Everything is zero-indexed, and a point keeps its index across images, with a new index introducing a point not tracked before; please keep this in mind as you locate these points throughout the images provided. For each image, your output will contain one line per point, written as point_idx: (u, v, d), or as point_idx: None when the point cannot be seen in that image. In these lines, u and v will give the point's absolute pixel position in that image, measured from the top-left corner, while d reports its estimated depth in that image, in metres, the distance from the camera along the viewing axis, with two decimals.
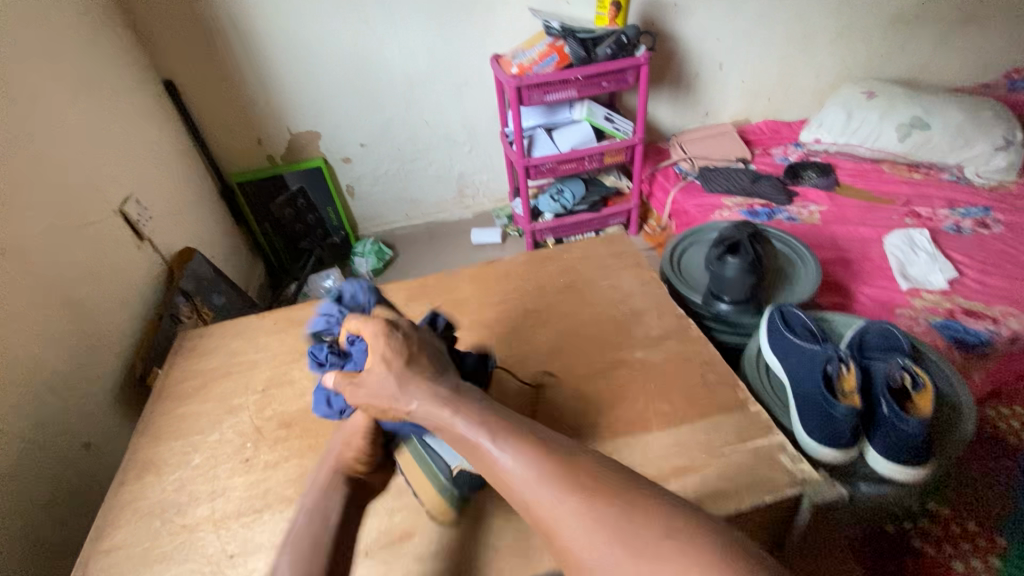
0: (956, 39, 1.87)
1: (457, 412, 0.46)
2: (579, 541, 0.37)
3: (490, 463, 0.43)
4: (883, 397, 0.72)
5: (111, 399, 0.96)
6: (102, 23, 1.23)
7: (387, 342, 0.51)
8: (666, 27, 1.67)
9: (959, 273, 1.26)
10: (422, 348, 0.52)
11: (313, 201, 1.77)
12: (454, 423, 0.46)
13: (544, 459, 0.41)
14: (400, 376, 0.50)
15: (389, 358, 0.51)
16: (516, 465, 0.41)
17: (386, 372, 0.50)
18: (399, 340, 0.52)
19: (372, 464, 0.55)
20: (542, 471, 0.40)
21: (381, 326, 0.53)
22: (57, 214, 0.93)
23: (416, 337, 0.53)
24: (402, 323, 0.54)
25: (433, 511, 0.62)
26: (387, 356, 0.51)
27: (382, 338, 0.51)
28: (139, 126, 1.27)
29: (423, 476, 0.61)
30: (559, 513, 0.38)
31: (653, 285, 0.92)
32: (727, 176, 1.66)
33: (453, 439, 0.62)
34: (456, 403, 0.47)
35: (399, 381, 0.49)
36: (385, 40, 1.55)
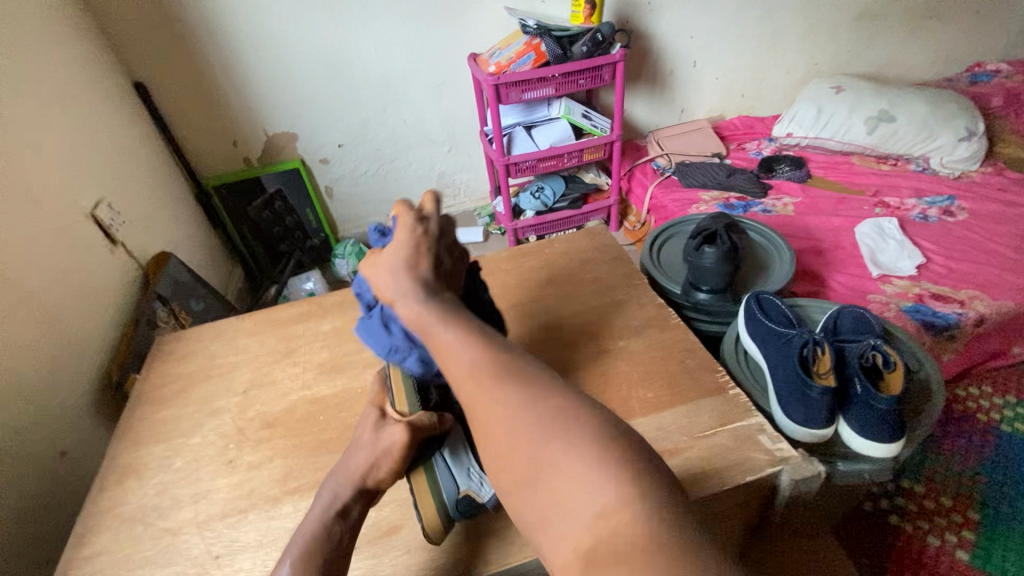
0: (918, 35, 1.94)
1: (433, 308, 0.49)
2: (508, 420, 0.40)
3: (439, 348, 0.47)
4: (857, 377, 0.74)
5: (87, 407, 0.94)
6: (68, 23, 1.20)
7: (415, 229, 0.55)
8: (641, 25, 1.70)
9: (927, 259, 1.31)
10: (435, 254, 0.55)
11: (292, 204, 1.75)
12: (429, 316, 0.48)
13: (490, 352, 0.44)
14: (405, 267, 0.52)
15: (405, 250, 0.53)
16: (464, 350, 0.45)
17: (397, 261, 0.53)
18: (424, 239, 0.55)
19: (391, 477, 0.59)
20: (483, 358, 0.44)
21: (412, 222, 0.55)
22: (26, 218, 0.91)
23: (434, 245, 0.55)
24: (432, 225, 0.56)
25: (428, 532, 0.57)
26: (403, 249, 0.53)
27: (412, 226, 0.55)
28: (110, 129, 1.25)
29: (427, 489, 0.59)
30: (493, 394, 0.42)
31: (634, 276, 0.94)
32: (704, 171, 1.70)
33: (467, 461, 0.61)
34: (434, 301, 0.50)
35: (400, 271, 0.52)
36: (361, 40, 1.54)
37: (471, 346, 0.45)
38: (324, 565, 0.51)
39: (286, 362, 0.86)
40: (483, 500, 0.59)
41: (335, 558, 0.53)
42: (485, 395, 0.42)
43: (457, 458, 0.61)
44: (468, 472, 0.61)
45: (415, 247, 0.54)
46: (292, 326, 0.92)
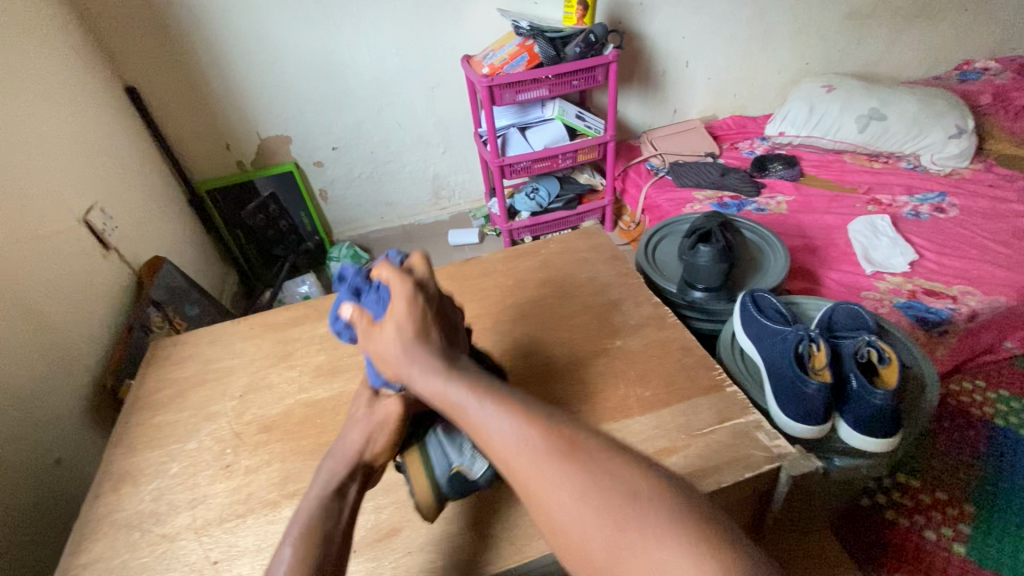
0: (906, 34, 1.96)
1: (453, 384, 0.47)
2: (556, 498, 0.38)
3: (474, 424, 0.44)
4: (853, 373, 0.74)
5: (81, 414, 0.93)
6: (59, 28, 1.19)
7: (413, 295, 0.54)
8: (633, 26, 1.70)
9: (919, 255, 1.32)
10: (436, 320, 0.54)
11: (286, 207, 1.75)
12: (454, 396, 0.46)
13: (528, 424, 0.41)
14: (411, 341, 0.52)
15: (405, 321, 0.53)
16: (499, 425, 0.42)
17: (399, 334, 0.53)
18: (423, 305, 0.54)
19: (387, 451, 0.59)
20: (532, 436, 0.40)
21: (410, 290, 0.54)
22: (18, 224, 0.90)
23: (434, 309, 0.55)
24: (430, 289, 0.57)
25: (421, 507, 0.58)
26: (405, 321, 0.53)
27: (409, 291, 0.55)
28: (102, 134, 1.24)
29: (419, 465, 0.59)
30: (542, 472, 0.39)
31: (630, 276, 0.94)
32: (697, 171, 1.71)
33: (460, 439, 0.61)
34: (459, 377, 0.48)
35: (406, 351, 0.51)
36: (355, 43, 1.54)
37: (513, 423, 0.42)
38: (327, 536, 0.50)
39: (283, 365, 0.86)
40: (475, 477, 0.59)
41: (337, 529, 0.51)
42: (526, 465, 0.40)
43: (450, 436, 0.61)
44: (461, 450, 0.60)
45: (417, 311, 0.54)
46: (288, 330, 0.91)
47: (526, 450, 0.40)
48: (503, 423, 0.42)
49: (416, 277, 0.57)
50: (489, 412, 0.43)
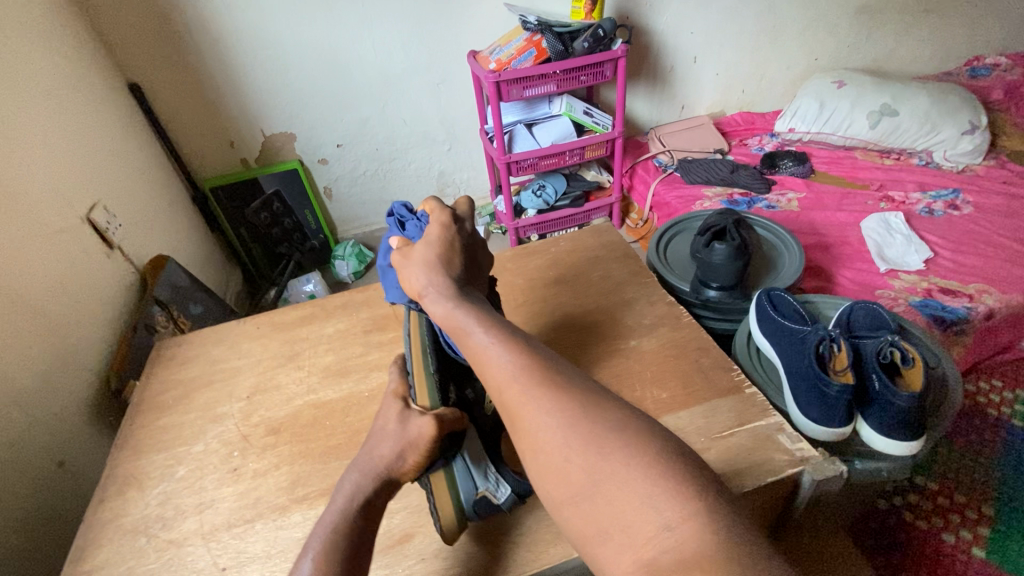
0: (918, 29, 1.93)
1: (463, 310, 0.54)
2: (543, 426, 0.42)
3: (477, 352, 0.50)
4: (876, 374, 0.72)
5: (85, 414, 0.92)
6: (61, 22, 1.18)
7: (447, 224, 0.64)
8: (641, 21, 1.68)
9: (934, 253, 1.30)
10: (461, 253, 0.63)
11: (291, 205, 1.73)
12: (459, 318, 0.54)
13: (528, 364, 0.46)
14: (434, 262, 0.60)
15: (433, 249, 0.61)
16: (500, 355, 0.48)
17: (425, 255, 0.61)
18: (453, 233, 0.64)
19: (415, 471, 0.55)
20: (524, 369, 0.46)
21: (443, 219, 0.64)
22: (21, 222, 0.89)
23: (462, 243, 0.64)
24: (463, 225, 0.66)
25: (441, 528, 0.56)
26: (433, 245, 0.62)
27: (444, 221, 0.64)
28: (105, 131, 1.23)
29: (443, 487, 0.56)
30: (532, 400, 0.43)
31: (642, 274, 0.92)
32: (706, 167, 1.68)
33: (484, 461, 0.59)
34: (463, 310, 0.54)
35: (428, 269, 0.59)
36: (359, 39, 1.52)
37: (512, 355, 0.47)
38: (348, 559, 0.48)
39: (290, 366, 0.84)
40: (495, 502, 0.58)
41: (359, 551, 0.49)
42: (517, 395, 0.45)
43: (474, 458, 0.59)
44: (485, 473, 0.58)
45: (445, 239, 0.63)
46: (295, 330, 0.90)
47: (518, 382, 0.45)
48: (503, 354, 0.47)
49: (455, 212, 0.67)
50: (489, 341, 0.49)
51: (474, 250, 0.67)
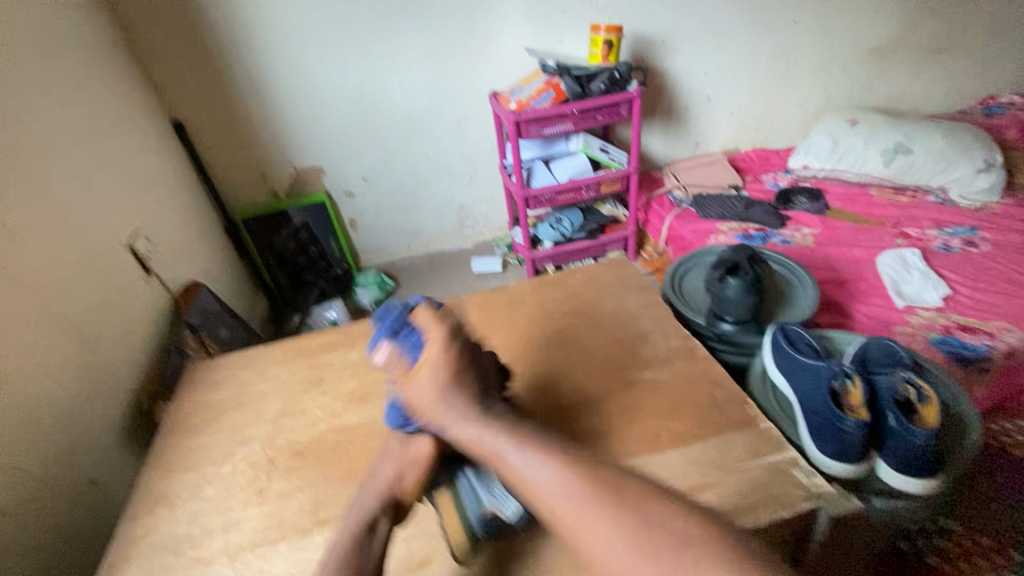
0: (930, 69, 1.97)
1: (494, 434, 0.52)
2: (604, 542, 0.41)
3: (526, 488, 0.47)
4: (890, 410, 0.73)
5: (118, 434, 0.96)
6: (114, 67, 1.28)
7: None
8: (656, 63, 1.75)
9: (952, 289, 1.30)
10: (470, 369, 0.59)
11: (317, 235, 1.79)
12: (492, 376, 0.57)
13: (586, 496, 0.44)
14: (447, 386, 0.57)
15: (442, 363, 0.59)
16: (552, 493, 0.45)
17: (435, 374, 0.58)
18: (456, 345, 0.60)
19: (415, 489, 0.60)
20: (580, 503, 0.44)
21: (443, 333, 0.60)
22: (71, 251, 0.95)
23: None
24: None
25: (454, 550, 0.59)
26: (438, 371, 0.58)
27: None
28: (148, 164, 1.31)
29: (450, 505, 0.60)
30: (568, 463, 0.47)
31: (656, 308, 0.94)
32: (721, 203, 1.72)
33: (486, 475, 0.62)
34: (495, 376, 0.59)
35: (443, 399, 0.56)
36: (387, 80, 1.61)
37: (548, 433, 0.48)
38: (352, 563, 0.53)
39: (315, 391, 0.87)
40: (503, 515, 0.59)
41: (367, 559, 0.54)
42: (573, 517, 0.44)
43: (475, 471, 0.63)
44: (487, 486, 0.61)
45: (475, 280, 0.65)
46: (320, 356, 0.93)
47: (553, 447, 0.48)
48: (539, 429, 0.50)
49: None
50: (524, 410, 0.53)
51: (481, 354, 0.63)
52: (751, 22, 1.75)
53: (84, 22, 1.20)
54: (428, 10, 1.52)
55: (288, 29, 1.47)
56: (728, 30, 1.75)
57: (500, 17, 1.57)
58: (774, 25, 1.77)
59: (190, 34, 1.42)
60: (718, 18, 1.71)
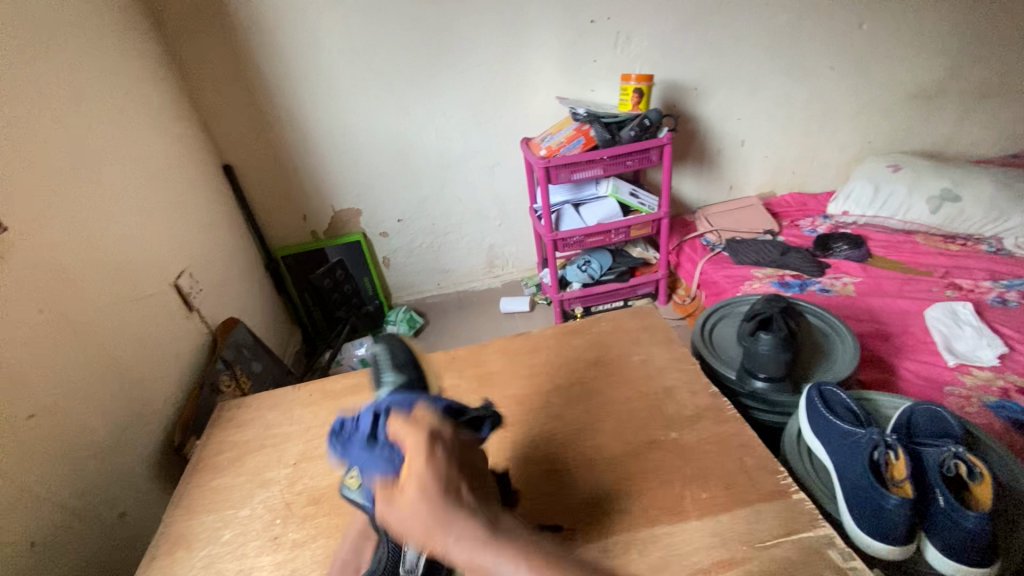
0: (981, 112, 1.90)
1: (488, 545, 0.46)
2: None
3: None
4: (939, 488, 0.68)
5: (149, 469, 0.98)
6: (171, 117, 1.37)
7: (432, 447, 0.50)
8: (688, 108, 1.76)
9: (1009, 348, 1.21)
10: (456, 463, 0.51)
11: (351, 272, 1.86)
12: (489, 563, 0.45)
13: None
14: (439, 503, 0.48)
15: (428, 474, 0.49)
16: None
17: (427, 482, 0.48)
18: (442, 461, 0.50)
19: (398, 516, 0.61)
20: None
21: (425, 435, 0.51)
22: (121, 289, 1.01)
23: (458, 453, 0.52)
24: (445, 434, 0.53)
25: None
26: (417, 491, 0.48)
27: (425, 441, 0.50)
28: (197, 205, 1.39)
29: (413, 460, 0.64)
30: None
31: (683, 361, 0.91)
32: (755, 249, 1.67)
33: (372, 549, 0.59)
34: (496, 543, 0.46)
35: (439, 511, 0.47)
36: (424, 126, 1.67)
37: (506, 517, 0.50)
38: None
39: None
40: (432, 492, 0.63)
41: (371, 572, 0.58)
42: None
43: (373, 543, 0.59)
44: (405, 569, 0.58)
45: (437, 468, 0.49)
46: (344, 399, 0.94)
47: None
48: None
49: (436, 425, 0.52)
50: None
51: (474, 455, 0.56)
52: (785, 69, 1.74)
53: (147, 77, 1.30)
54: (464, 62, 1.59)
55: (332, 80, 1.56)
56: (762, 76, 1.74)
57: (533, 67, 1.63)
58: (808, 71, 1.76)
59: (243, 86, 1.53)
60: (750, 64, 1.71)
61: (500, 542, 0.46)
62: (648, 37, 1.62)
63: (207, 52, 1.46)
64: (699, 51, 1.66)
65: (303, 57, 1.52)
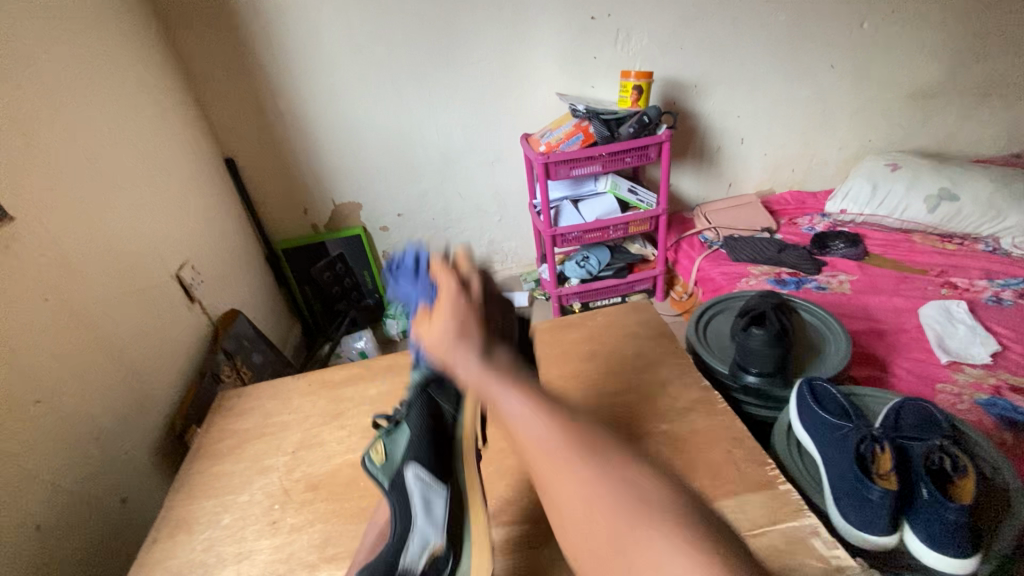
0: (980, 111, 1.90)
1: (490, 372, 0.51)
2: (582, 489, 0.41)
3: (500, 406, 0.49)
4: (923, 481, 0.69)
5: (151, 456, 1.00)
6: (174, 110, 1.39)
7: (460, 286, 0.60)
8: (688, 106, 1.77)
9: (1002, 346, 1.22)
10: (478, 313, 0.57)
11: (351, 266, 1.87)
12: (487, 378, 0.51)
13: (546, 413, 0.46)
14: (462, 334, 0.55)
15: (455, 313, 0.56)
16: (531, 422, 0.46)
17: (448, 326, 0.55)
18: (460, 300, 0.58)
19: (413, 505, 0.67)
20: (558, 435, 0.44)
21: (447, 278, 0.61)
22: (124, 279, 1.03)
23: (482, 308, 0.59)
24: (473, 286, 0.61)
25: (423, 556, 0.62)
26: (446, 322, 0.56)
27: (454, 280, 0.60)
28: (200, 197, 1.41)
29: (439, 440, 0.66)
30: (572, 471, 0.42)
31: (676, 355, 0.93)
32: (753, 246, 1.69)
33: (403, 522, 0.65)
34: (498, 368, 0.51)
35: (457, 332, 0.55)
36: (424, 122, 1.69)
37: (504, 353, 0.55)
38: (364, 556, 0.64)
39: (334, 425, 0.89)
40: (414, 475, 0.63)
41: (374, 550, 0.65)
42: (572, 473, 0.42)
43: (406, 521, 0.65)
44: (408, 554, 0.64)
45: (463, 305, 0.57)
46: (343, 389, 0.96)
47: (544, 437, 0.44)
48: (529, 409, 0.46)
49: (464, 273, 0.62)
50: (515, 401, 0.47)
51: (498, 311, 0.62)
52: (785, 67, 1.75)
53: (151, 70, 1.31)
54: (465, 58, 1.60)
55: (334, 74, 1.57)
56: (762, 74, 1.75)
57: (533, 63, 1.64)
58: (808, 69, 1.76)
59: (244, 80, 1.54)
60: (750, 62, 1.72)
61: (501, 373, 0.51)
62: (649, 34, 1.62)
63: (210, 46, 1.47)
64: (699, 49, 1.67)
65: (305, 51, 1.53)
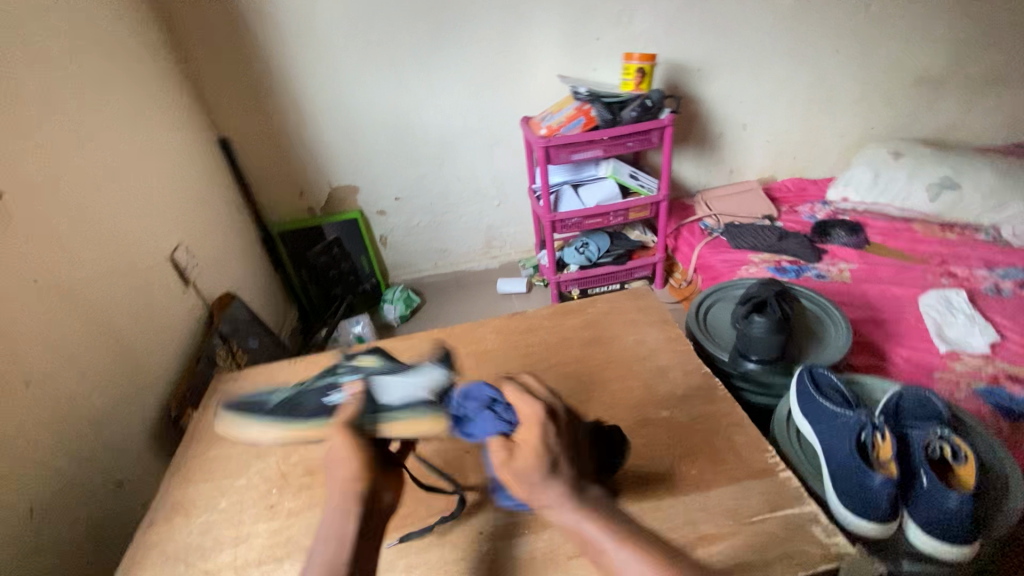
0: (985, 99, 1.88)
1: (583, 516, 0.53)
2: None
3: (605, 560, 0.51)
4: (923, 469, 0.70)
5: (145, 439, 0.99)
6: (167, 88, 1.35)
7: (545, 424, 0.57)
8: (691, 90, 1.74)
9: (1000, 335, 1.22)
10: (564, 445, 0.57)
11: (348, 249, 1.85)
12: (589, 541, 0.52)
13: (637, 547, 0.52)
14: (548, 475, 0.54)
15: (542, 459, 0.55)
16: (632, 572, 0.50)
17: (539, 464, 0.54)
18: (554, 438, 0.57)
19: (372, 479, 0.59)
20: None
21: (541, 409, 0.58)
22: (116, 262, 1.01)
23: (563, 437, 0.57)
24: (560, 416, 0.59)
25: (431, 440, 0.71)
26: (530, 458, 0.55)
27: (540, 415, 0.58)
28: (194, 178, 1.38)
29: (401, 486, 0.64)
30: None
31: (677, 342, 0.92)
32: (754, 233, 1.67)
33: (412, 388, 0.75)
34: (592, 515, 0.53)
35: (543, 483, 0.54)
36: (423, 104, 1.65)
37: (594, 488, 0.56)
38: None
39: None
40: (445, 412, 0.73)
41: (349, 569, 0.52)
42: None
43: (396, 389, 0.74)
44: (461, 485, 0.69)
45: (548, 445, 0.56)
46: None
47: None
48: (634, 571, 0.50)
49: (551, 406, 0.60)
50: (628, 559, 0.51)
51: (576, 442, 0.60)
52: (790, 51, 1.72)
53: (143, 46, 1.28)
54: (465, 38, 1.56)
55: (332, 54, 1.54)
56: (767, 57, 1.72)
57: (535, 44, 1.60)
58: (814, 53, 1.74)
59: (239, 57, 1.50)
60: (756, 45, 1.69)
61: (592, 513, 0.53)
62: (653, 14, 1.59)
63: (204, 22, 1.43)
64: (704, 31, 1.64)
65: (301, 29, 1.49)
